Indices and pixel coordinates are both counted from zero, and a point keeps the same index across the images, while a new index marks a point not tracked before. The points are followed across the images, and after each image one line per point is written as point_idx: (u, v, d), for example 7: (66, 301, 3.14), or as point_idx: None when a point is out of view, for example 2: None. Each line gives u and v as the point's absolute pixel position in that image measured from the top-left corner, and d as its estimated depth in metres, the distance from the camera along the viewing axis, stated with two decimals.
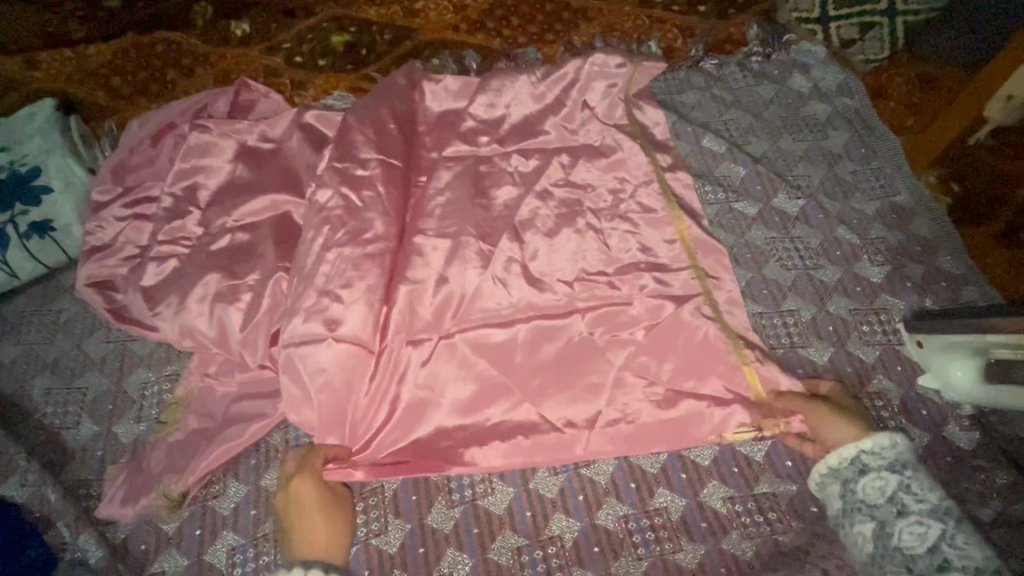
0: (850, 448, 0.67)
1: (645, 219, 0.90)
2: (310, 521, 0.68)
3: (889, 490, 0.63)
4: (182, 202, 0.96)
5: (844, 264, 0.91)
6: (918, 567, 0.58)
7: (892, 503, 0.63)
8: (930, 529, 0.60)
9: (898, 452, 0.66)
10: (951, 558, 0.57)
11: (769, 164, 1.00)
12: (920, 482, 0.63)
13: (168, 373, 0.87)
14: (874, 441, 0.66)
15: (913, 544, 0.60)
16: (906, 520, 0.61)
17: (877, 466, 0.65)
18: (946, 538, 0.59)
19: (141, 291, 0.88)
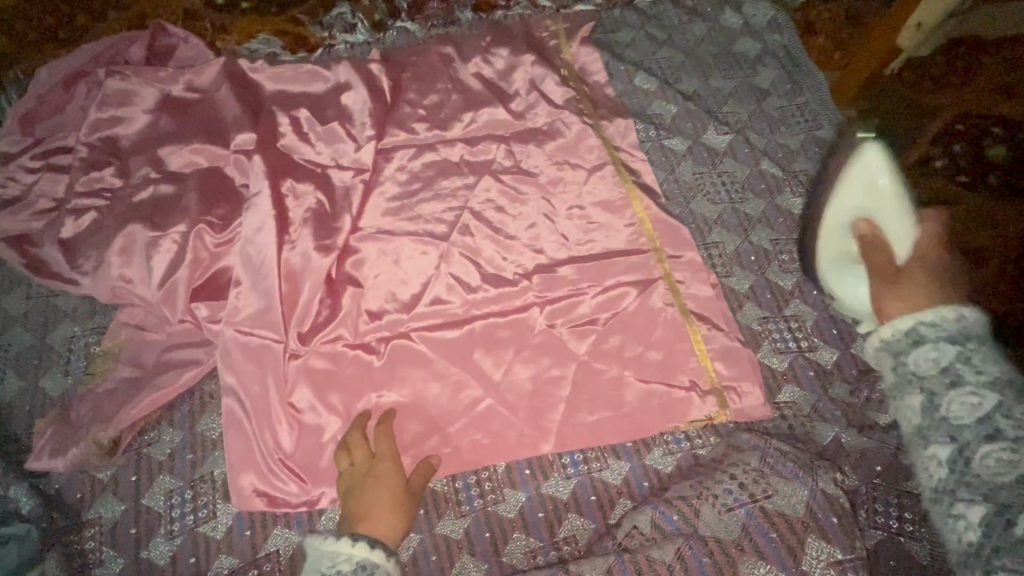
0: (907, 320, 0.64)
1: (574, 175, 0.93)
2: (372, 499, 0.69)
3: (943, 362, 0.60)
4: (99, 153, 0.92)
5: (767, 196, 0.94)
6: (964, 437, 0.56)
7: (945, 375, 0.59)
8: (987, 400, 0.56)
9: (960, 325, 0.62)
10: (1007, 428, 0.54)
11: (700, 101, 1.01)
12: (983, 352, 0.59)
13: (94, 326, 0.85)
14: (940, 313, 0.62)
15: (962, 416, 0.57)
16: (959, 391, 0.58)
17: (933, 336, 0.62)
18: (1002, 409, 0.55)
19: (60, 245, 0.85)
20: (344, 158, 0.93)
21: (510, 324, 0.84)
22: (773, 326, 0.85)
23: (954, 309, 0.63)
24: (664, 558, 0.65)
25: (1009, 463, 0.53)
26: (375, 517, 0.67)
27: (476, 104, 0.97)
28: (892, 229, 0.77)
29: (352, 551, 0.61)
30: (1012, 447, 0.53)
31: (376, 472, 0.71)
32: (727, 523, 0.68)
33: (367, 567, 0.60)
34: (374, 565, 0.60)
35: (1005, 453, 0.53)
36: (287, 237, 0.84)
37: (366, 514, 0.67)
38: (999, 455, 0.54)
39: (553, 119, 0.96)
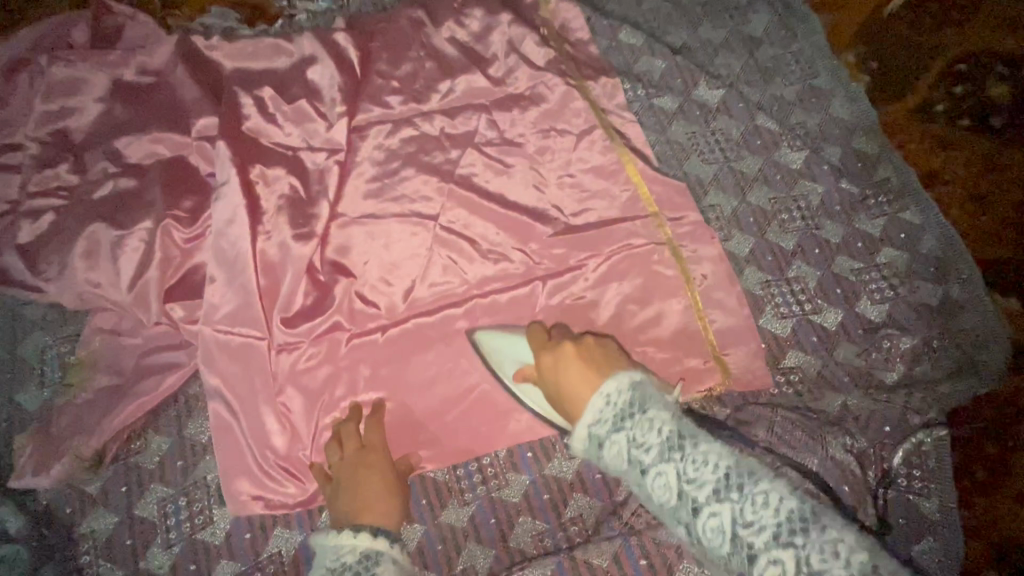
0: (580, 429, 0.60)
1: (562, 141, 0.87)
2: (368, 487, 0.67)
3: (668, 485, 0.54)
4: (52, 148, 0.86)
5: (764, 152, 0.89)
6: (685, 519, 0.53)
7: (663, 486, 0.54)
8: (670, 476, 0.54)
9: (617, 406, 0.59)
10: (752, 544, 0.48)
11: (689, 55, 0.95)
12: (642, 424, 0.56)
13: (66, 334, 0.80)
14: (594, 407, 0.59)
15: (716, 542, 0.51)
16: (700, 518, 0.51)
17: (606, 433, 0.58)
18: (683, 477, 0.53)
19: (18, 251, 0.80)
20: (316, 138, 0.87)
21: (503, 305, 0.80)
22: (776, 290, 0.82)
23: (614, 382, 0.61)
24: (670, 540, 0.69)
25: (721, 530, 0.50)
26: (376, 504, 0.65)
27: (452, 70, 0.90)
28: (517, 353, 0.75)
29: (355, 541, 0.60)
30: (774, 559, 0.47)
31: (369, 462, 0.70)
32: None
33: (372, 554, 0.59)
34: (379, 554, 0.60)
35: (771, 569, 0.47)
36: (261, 227, 0.80)
37: (364, 505, 0.65)
38: (772, 573, 0.47)
39: (536, 83, 0.90)
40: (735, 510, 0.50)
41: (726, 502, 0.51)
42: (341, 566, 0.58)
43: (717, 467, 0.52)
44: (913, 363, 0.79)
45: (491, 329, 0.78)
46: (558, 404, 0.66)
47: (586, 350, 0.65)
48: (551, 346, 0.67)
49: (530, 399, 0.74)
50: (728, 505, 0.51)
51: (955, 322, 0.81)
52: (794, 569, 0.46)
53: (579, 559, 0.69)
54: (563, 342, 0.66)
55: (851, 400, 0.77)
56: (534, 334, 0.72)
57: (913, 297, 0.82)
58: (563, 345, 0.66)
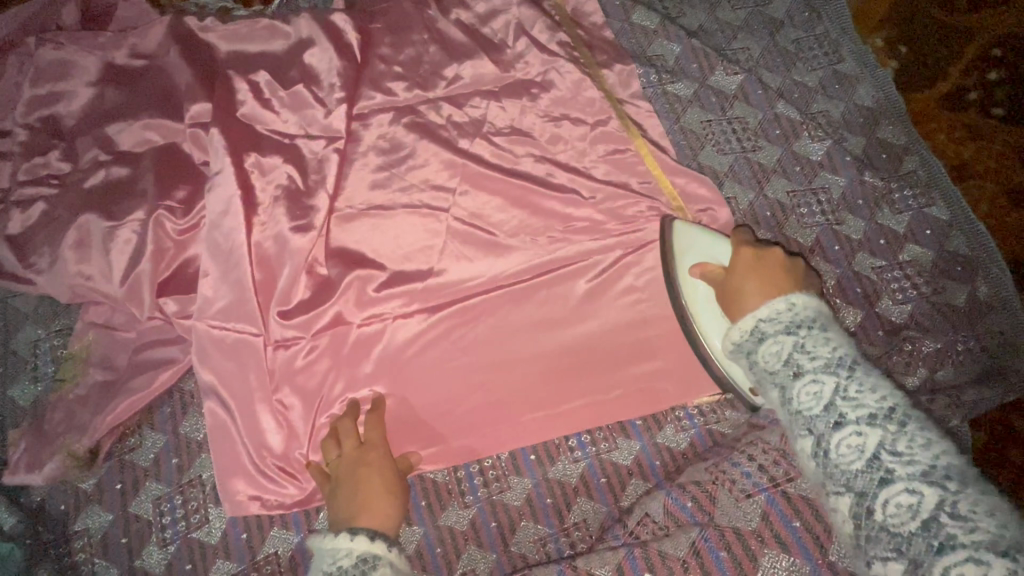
0: (748, 319, 0.59)
1: (570, 129, 0.83)
2: (367, 488, 0.64)
3: (822, 396, 0.52)
4: (42, 134, 0.83)
5: (783, 143, 0.85)
6: (819, 429, 0.52)
7: (788, 367, 0.55)
8: (826, 386, 0.52)
9: (796, 315, 0.57)
10: (892, 469, 0.47)
11: (706, 38, 0.90)
12: (816, 336, 0.55)
13: (59, 328, 0.78)
14: (774, 306, 0.58)
15: (848, 459, 0.49)
16: (841, 432, 0.50)
17: (774, 331, 0.57)
18: (841, 392, 0.52)
19: (8, 241, 0.77)
20: (314, 126, 0.84)
21: (507, 302, 0.78)
22: None
23: (801, 297, 0.58)
24: (678, 552, 0.63)
25: (860, 448, 0.49)
26: (373, 507, 0.63)
27: (456, 55, 0.86)
28: (704, 255, 0.71)
29: (351, 545, 0.57)
30: (910, 488, 0.46)
31: (366, 462, 0.67)
32: (745, 511, 0.66)
33: (369, 559, 0.56)
34: (376, 558, 0.57)
35: (904, 496, 0.46)
36: (257, 220, 0.77)
37: (362, 506, 0.62)
38: (900, 499, 0.46)
39: (548, 68, 0.85)
40: (885, 438, 0.49)
41: (879, 427, 0.49)
42: (337, 571, 0.56)
43: (884, 398, 0.50)
44: (935, 366, 0.75)
45: (689, 223, 0.75)
46: (726, 303, 0.64)
47: (769, 262, 0.63)
48: (756, 254, 0.64)
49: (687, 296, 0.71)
50: (879, 431, 0.49)
51: (982, 323, 0.77)
52: (929, 504, 0.45)
53: (581, 569, 0.63)
54: (764, 249, 0.64)
55: None
56: (737, 239, 0.69)
57: (938, 298, 0.78)
58: (766, 254, 0.64)
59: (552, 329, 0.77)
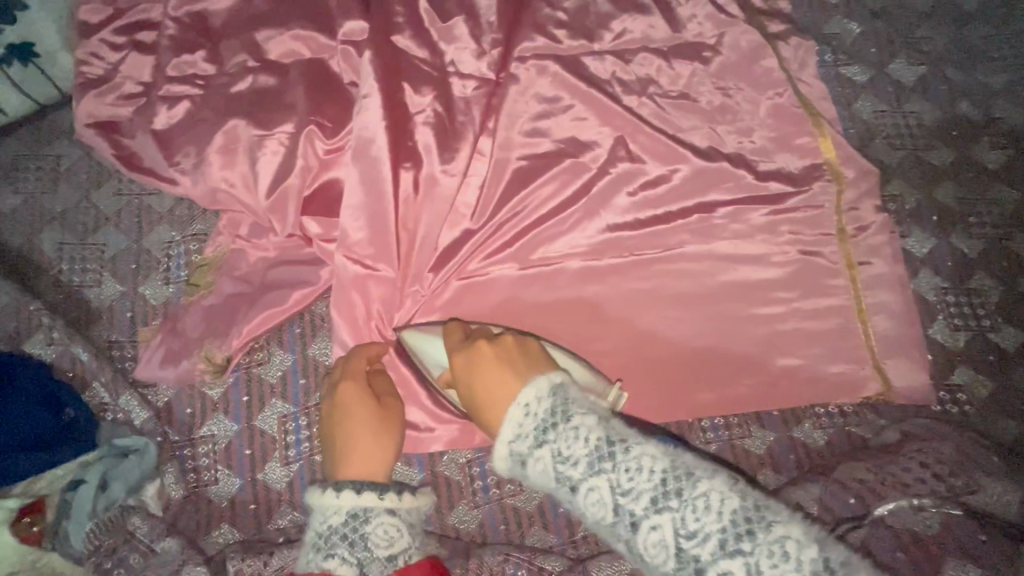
0: (500, 446, 0.51)
1: (731, 103, 0.80)
2: (347, 433, 0.58)
3: (608, 502, 0.47)
4: (189, 31, 0.80)
5: (958, 145, 0.80)
6: (624, 534, 0.47)
7: (564, 484, 0.49)
8: (603, 491, 0.47)
9: (540, 413, 0.50)
10: (698, 559, 0.44)
11: (890, 21, 0.84)
12: (567, 435, 0.48)
13: (192, 233, 0.77)
14: (513, 419, 0.51)
15: (657, 557, 0.46)
16: (642, 533, 0.46)
17: (529, 446, 0.50)
18: (681, 531, 0.45)
19: (154, 137, 0.76)
20: (469, 61, 0.81)
21: (649, 272, 0.76)
22: (952, 298, 0.75)
23: (533, 390, 0.51)
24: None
25: (664, 544, 0.45)
26: (358, 457, 0.57)
27: (624, 7, 0.83)
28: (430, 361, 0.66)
29: (337, 502, 0.54)
30: None
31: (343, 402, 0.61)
32: None
33: (360, 515, 0.53)
34: (367, 511, 0.54)
35: None
36: (407, 150, 0.75)
37: (346, 454, 0.57)
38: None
39: (722, 32, 0.82)
40: (676, 520, 0.45)
41: (666, 512, 0.45)
42: (327, 531, 0.53)
43: (654, 475, 0.47)
44: None
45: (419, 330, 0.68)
46: (468, 403, 0.56)
47: (502, 351, 0.55)
48: (467, 346, 0.56)
49: (457, 394, 0.65)
50: (668, 515, 0.46)
51: None
52: (740, 572, 0.43)
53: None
54: (479, 340, 0.56)
55: None
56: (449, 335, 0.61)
57: None
58: (482, 345, 0.55)
59: (696, 306, 0.74)
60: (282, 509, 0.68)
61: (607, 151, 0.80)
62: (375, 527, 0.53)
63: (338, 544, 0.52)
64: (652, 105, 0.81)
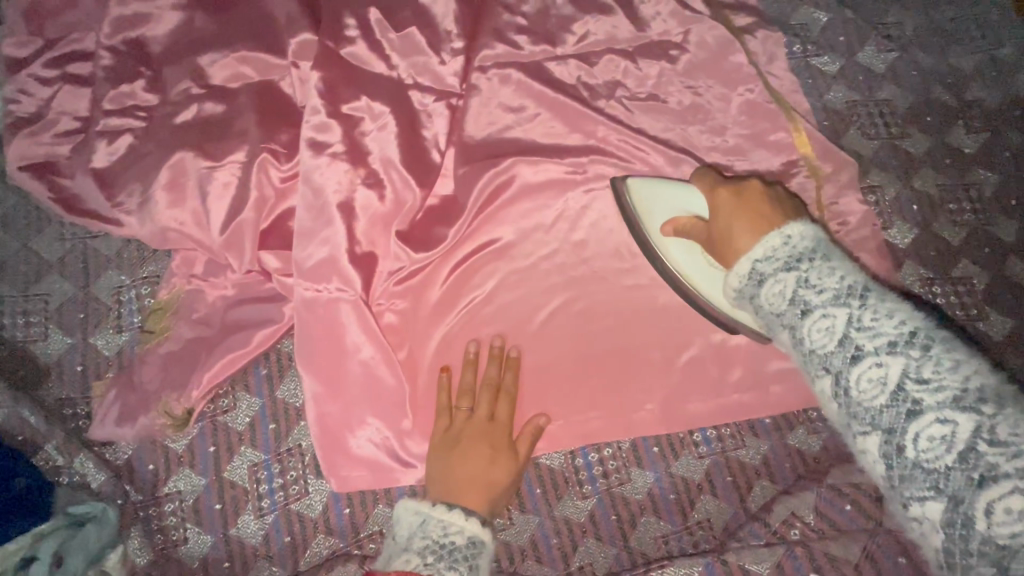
0: (743, 262, 0.53)
1: (702, 102, 0.78)
2: (475, 467, 0.62)
3: (806, 279, 0.49)
4: (127, 59, 0.75)
5: (933, 131, 0.78)
6: (836, 367, 0.47)
7: (792, 306, 0.50)
8: (788, 283, 0.50)
9: (792, 250, 0.52)
10: (862, 346, 0.45)
11: (856, 7, 0.82)
12: (821, 267, 0.49)
13: (144, 275, 0.72)
14: (767, 243, 0.53)
15: (824, 342, 0.47)
16: (811, 320, 0.48)
17: (772, 270, 0.52)
18: (854, 323, 0.46)
19: (95, 176, 0.71)
20: (429, 74, 0.77)
21: (630, 284, 0.73)
22: (938, 289, 0.73)
23: (797, 227, 0.53)
24: (849, 555, 0.57)
25: (830, 330, 0.47)
26: (476, 491, 0.60)
27: (585, 8, 0.80)
28: (682, 207, 0.66)
29: (463, 523, 0.56)
30: (941, 417, 0.41)
31: (483, 438, 0.64)
32: None
33: (480, 545, 0.55)
34: (483, 543, 0.56)
35: (935, 427, 0.41)
36: (368, 173, 0.71)
37: (464, 482, 0.60)
38: (871, 374, 0.44)
39: (688, 29, 0.80)
40: (852, 316, 0.47)
41: (903, 354, 0.43)
42: (448, 544, 0.54)
43: (843, 278, 0.48)
44: None
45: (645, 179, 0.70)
46: (715, 249, 0.59)
47: (771, 197, 0.58)
48: (730, 189, 0.59)
49: (671, 257, 0.66)
50: (845, 310, 0.47)
51: None
52: (964, 434, 0.40)
53: (733, 564, 0.59)
54: (749, 184, 0.59)
55: None
56: (703, 177, 0.64)
57: None
58: (748, 183, 0.59)
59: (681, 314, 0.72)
60: (259, 563, 0.64)
61: (579, 158, 0.76)
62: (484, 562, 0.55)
63: (459, 562, 0.53)
64: (621, 108, 0.79)
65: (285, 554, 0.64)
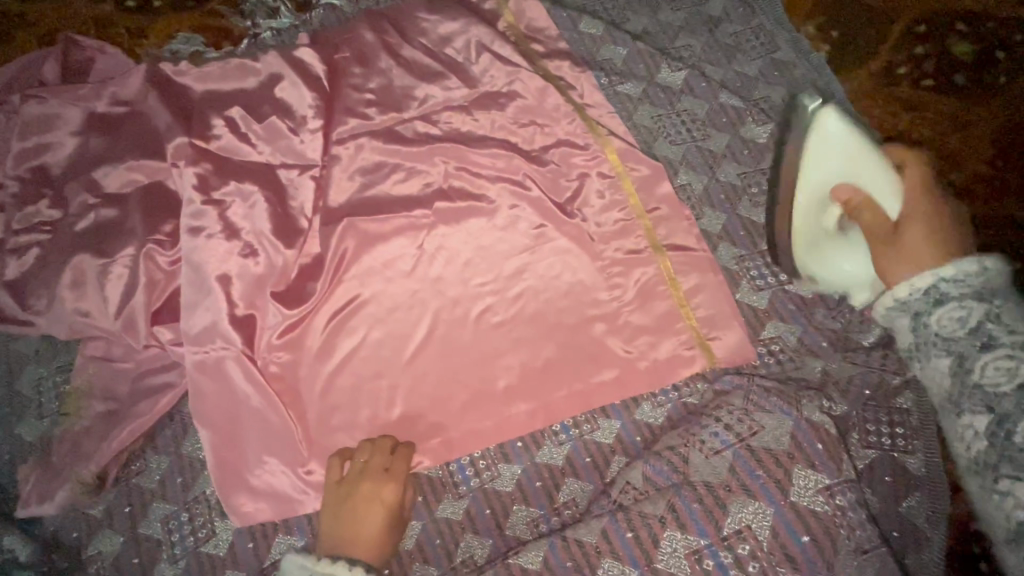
0: (925, 278, 0.59)
1: (529, 138, 0.91)
2: (364, 522, 0.69)
3: (943, 290, 0.58)
4: (33, 184, 0.88)
5: (730, 130, 0.91)
6: (1002, 409, 0.52)
7: (927, 297, 0.59)
8: (936, 283, 0.58)
9: (982, 282, 0.57)
10: (996, 335, 0.54)
11: (650, 40, 0.97)
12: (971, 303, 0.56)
13: (59, 365, 0.82)
14: (959, 268, 0.58)
15: (999, 381, 0.53)
16: (947, 307, 0.57)
17: (957, 294, 0.57)
18: (992, 316, 0.55)
19: (8, 287, 0.82)
20: (291, 154, 0.89)
21: (485, 303, 0.83)
22: (751, 263, 0.84)
23: (963, 262, 0.58)
24: (656, 511, 0.67)
25: (962, 319, 0.56)
26: (363, 542, 0.68)
27: (420, 75, 0.93)
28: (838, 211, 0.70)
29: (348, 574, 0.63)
30: None
31: (370, 499, 0.70)
32: (715, 467, 0.69)
33: None
34: None
35: None
36: (240, 246, 0.82)
37: (353, 535, 0.68)
38: (999, 365, 0.53)
39: (511, 79, 0.92)
40: (991, 311, 0.55)
41: None
42: None
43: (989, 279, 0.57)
44: None
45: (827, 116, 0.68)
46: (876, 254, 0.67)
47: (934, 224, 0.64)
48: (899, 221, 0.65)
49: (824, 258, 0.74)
50: (986, 306, 0.55)
51: None
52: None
53: (571, 539, 0.67)
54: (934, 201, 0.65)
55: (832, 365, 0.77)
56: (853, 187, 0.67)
57: None
58: (915, 211, 0.65)
59: (532, 321, 0.82)
60: None
61: (428, 203, 0.86)
62: None
63: None
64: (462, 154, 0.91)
65: None
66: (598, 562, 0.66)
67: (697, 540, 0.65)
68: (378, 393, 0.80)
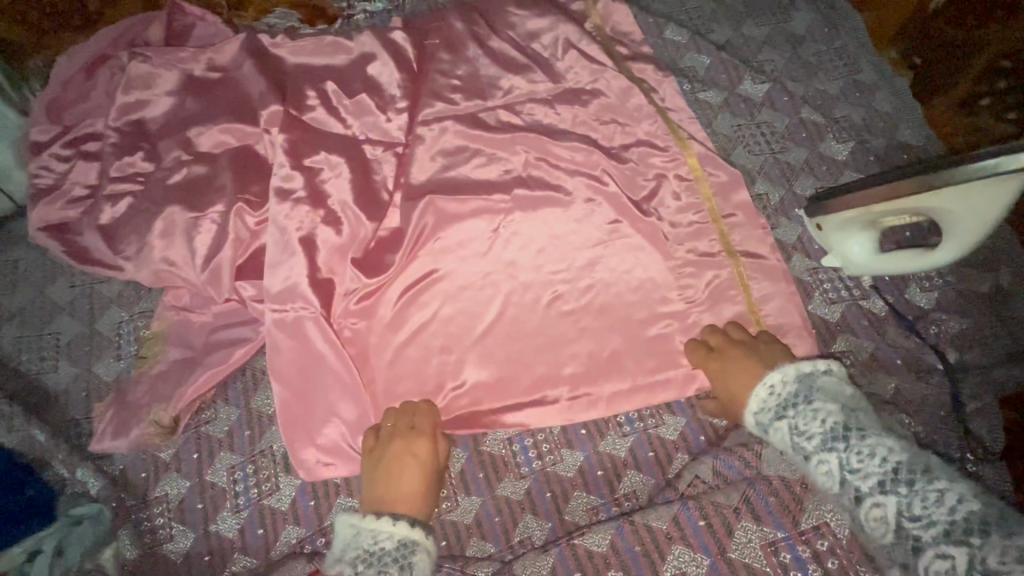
0: (749, 415, 0.67)
1: (609, 135, 0.92)
2: (404, 477, 0.68)
3: (794, 436, 0.62)
4: (130, 136, 0.91)
5: (808, 145, 0.92)
6: (902, 557, 0.55)
7: (795, 452, 0.62)
8: (783, 432, 0.63)
9: (781, 398, 0.65)
10: (858, 487, 0.57)
11: (733, 51, 0.98)
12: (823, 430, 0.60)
13: (140, 311, 0.85)
14: (758, 396, 0.66)
15: (829, 483, 0.60)
16: (812, 463, 0.61)
17: (770, 419, 0.65)
18: (844, 465, 0.58)
19: (100, 232, 0.85)
20: (378, 130, 0.91)
21: (556, 290, 0.84)
22: (824, 276, 0.84)
23: (778, 375, 0.66)
24: (730, 502, 0.68)
25: (830, 473, 0.59)
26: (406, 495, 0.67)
27: (507, 66, 0.96)
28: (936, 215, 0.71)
29: (393, 529, 0.62)
30: (942, 551, 0.51)
31: (398, 455, 0.70)
32: (791, 464, 0.71)
33: (409, 544, 0.62)
34: (415, 543, 0.62)
35: (938, 561, 0.51)
36: (325, 212, 0.84)
37: (393, 493, 0.67)
38: (874, 513, 0.56)
39: (597, 78, 0.94)
40: (841, 458, 0.59)
41: (892, 494, 0.55)
42: (380, 553, 0.61)
43: (826, 421, 0.60)
44: (954, 348, 0.80)
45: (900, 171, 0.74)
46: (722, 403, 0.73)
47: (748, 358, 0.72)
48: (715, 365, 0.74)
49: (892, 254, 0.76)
50: (835, 454, 0.59)
51: (1009, 310, 0.81)
52: (893, 512, 0.55)
53: (639, 523, 0.68)
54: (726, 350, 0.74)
55: (903, 383, 0.78)
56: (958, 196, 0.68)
57: (962, 285, 0.83)
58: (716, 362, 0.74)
59: (602, 313, 0.83)
60: (235, 555, 0.72)
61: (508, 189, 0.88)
62: (419, 559, 0.61)
63: (389, 564, 0.60)
64: None
65: (259, 545, 0.73)
66: (668, 550, 0.67)
67: (774, 532, 0.67)
68: (445, 368, 0.81)
